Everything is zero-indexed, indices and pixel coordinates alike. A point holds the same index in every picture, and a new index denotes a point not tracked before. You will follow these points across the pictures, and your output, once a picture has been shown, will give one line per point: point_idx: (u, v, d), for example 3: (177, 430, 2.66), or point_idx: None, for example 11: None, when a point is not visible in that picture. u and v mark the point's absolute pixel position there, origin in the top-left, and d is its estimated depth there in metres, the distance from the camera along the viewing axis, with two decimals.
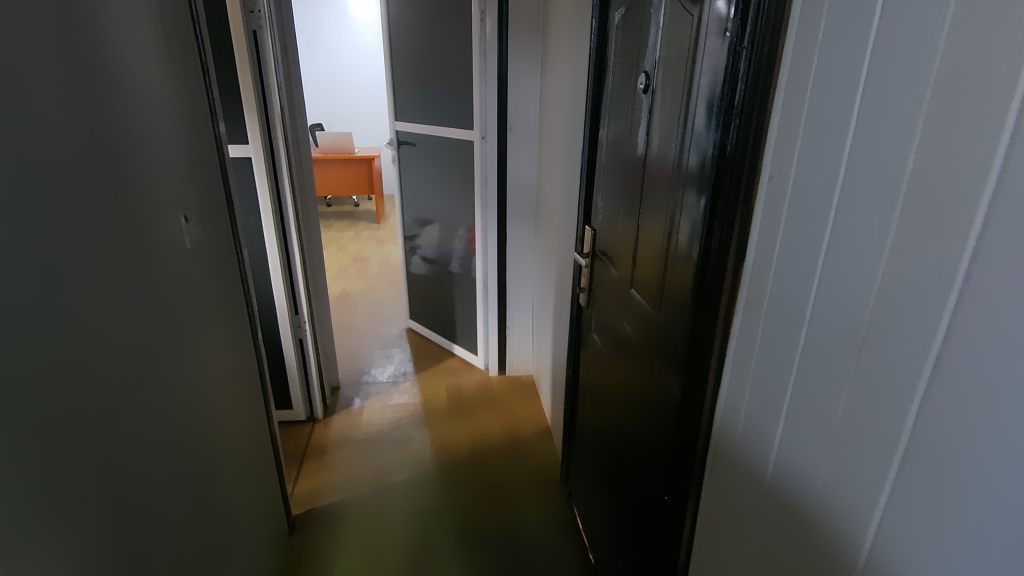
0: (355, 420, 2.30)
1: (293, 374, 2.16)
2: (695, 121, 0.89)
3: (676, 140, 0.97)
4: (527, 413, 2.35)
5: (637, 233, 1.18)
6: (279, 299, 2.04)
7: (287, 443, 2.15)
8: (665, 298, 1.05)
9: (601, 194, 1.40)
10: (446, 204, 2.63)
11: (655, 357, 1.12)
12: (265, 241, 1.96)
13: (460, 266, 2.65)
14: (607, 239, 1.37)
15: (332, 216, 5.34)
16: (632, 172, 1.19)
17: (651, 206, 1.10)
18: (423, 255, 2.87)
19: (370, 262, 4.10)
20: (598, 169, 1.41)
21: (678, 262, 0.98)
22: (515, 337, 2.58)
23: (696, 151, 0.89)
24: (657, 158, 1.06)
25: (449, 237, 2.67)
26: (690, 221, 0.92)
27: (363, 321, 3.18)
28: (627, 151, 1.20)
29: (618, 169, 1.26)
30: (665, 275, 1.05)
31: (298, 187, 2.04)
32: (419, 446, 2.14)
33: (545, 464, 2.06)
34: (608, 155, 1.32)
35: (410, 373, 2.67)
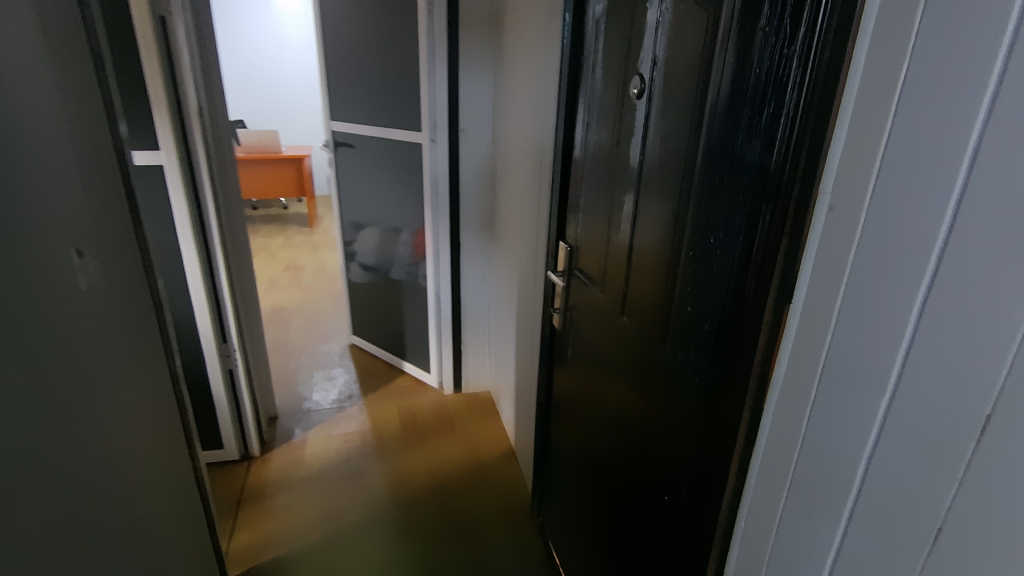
0: (298, 456, 2.07)
1: (223, 409, 1.90)
2: (713, 133, 0.77)
3: (684, 155, 0.84)
4: (488, 435, 2.20)
5: (629, 256, 1.05)
6: (204, 328, 1.78)
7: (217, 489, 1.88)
8: (667, 332, 0.93)
9: (580, 207, 1.26)
10: (391, 211, 2.42)
11: (656, 396, 1.00)
12: (185, 261, 1.69)
13: (404, 272, 2.46)
14: (589, 257, 1.24)
15: (259, 220, 4.95)
16: (621, 186, 1.06)
17: (648, 226, 0.97)
18: (361, 262, 2.64)
19: (305, 271, 3.80)
20: (576, 180, 1.27)
21: (688, 293, 0.86)
22: (471, 353, 2.42)
23: (714, 170, 0.77)
24: (655, 173, 0.94)
25: (388, 243, 2.48)
26: (706, 250, 0.80)
27: (300, 338, 2.91)
28: (616, 163, 1.07)
29: (603, 182, 1.13)
30: (667, 307, 0.93)
31: (222, 198, 1.78)
32: (373, 482, 1.94)
33: (512, 491, 1.92)
34: (590, 167, 1.19)
35: (357, 395, 2.45)
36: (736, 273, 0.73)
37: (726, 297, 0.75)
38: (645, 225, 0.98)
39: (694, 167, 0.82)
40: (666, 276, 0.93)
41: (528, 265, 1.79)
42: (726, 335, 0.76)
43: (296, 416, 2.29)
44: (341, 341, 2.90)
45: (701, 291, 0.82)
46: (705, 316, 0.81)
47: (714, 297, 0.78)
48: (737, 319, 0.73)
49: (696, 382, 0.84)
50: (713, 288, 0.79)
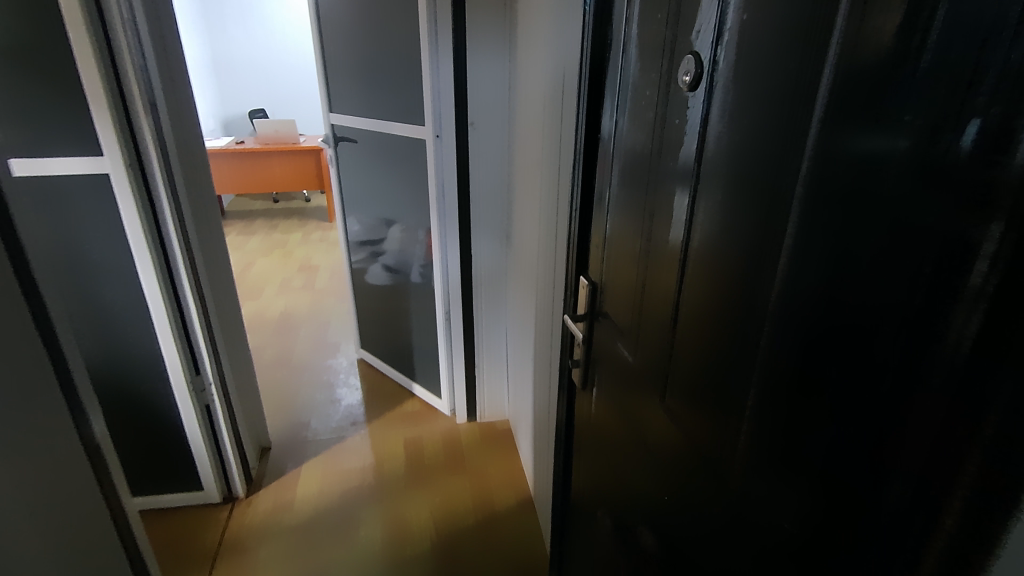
0: (286, 499, 1.83)
1: (200, 449, 1.68)
2: (836, 155, 0.44)
3: (772, 182, 0.52)
4: (504, 476, 1.91)
5: (666, 317, 0.73)
6: (170, 361, 1.55)
7: (177, 540, 1.65)
8: (725, 447, 0.61)
9: (604, 235, 0.95)
10: (403, 207, 2.11)
11: (698, 520, 0.69)
12: (142, 284, 1.45)
13: (421, 274, 2.14)
14: (615, 305, 0.92)
15: (279, 215, 4.77)
16: (659, 215, 0.73)
17: (699, 282, 0.65)
18: (385, 262, 2.32)
19: (319, 272, 3.58)
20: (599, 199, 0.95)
21: (771, 404, 0.54)
22: (486, 378, 2.13)
23: (838, 218, 0.44)
24: (715, 207, 0.61)
25: (410, 240, 2.14)
26: (814, 348, 0.48)
27: (305, 350, 2.68)
28: (655, 181, 0.74)
29: (636, 206, 0.81)
30: (726, 408, 0.61)
31: (189, 209, 1.52)
32: (367, 535, 1.68)
33: (524, 553, 1.63)
34: (618, 183, 0.86)
35: (360, 422, 2.20)
36: (886, 411, 0.41)
37: (857, 441, 0.44)
38: (695, 282, 0.66)
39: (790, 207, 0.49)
40: (727, 366, 0.60)
41: (547, 292, 1.48)
42: (855, 506, 0.44)
43: (291, 446, 2.06)
44: (349, 355, 2.65)
45: (802, 410, 0.50)
46: (809, 456, 0.49)
47: (830, 433, 0.47)
48: (889, 488, 0.42)
49: (784, 545, 0.53)
50: (830, 416, 0.47)
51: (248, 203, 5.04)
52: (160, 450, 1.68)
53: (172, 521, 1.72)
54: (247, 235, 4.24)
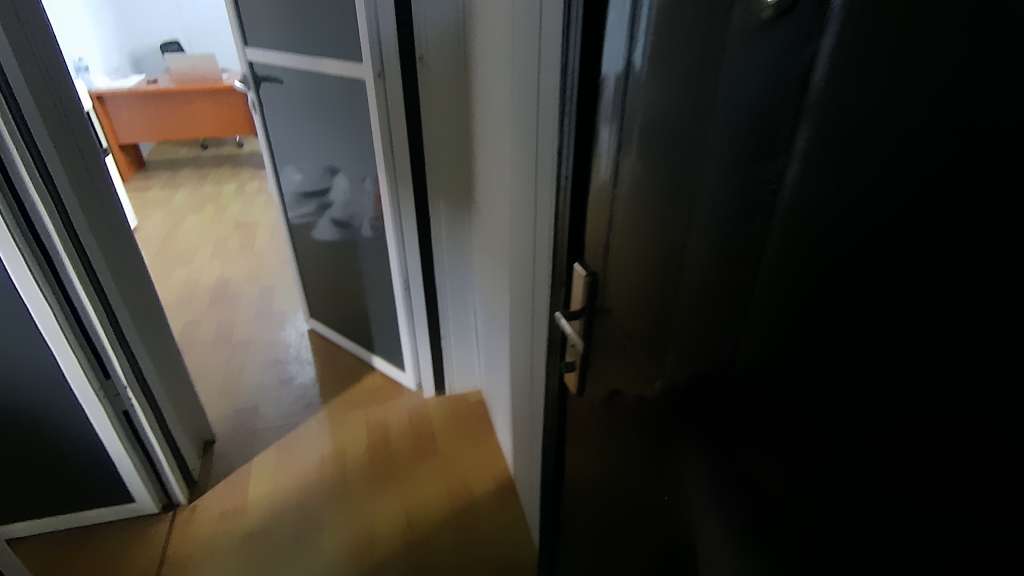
0: (238, 500, 1.62)
1: (125, 463, 1.44)
2: (974, 146, 0.30)
3: (855, 181, 0.37)
4: (480, 458, 1.75)
5: (677, 324, 0.60)
6: (70, 369, 1.30)
7: (66, 568, 1.42)
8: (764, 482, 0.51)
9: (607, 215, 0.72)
10: (345, 158, 1.81)
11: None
12: (15, 282, 1.18)
13: (372, 228, 1.86)
14: (624, 305, 0.71)
15: (209, 163, 4.27)
16: (700, 202, 0.53)
17: (731, 292, 0.50)
18: (333, 216, 2.01)
19: (257, 230, 3.21)
20: (602, 167, 0.71)
21: (886, 482, 0.39)
22: (453, 349, 1.92)
23: (969, 239, 0.31)
24: (751, 198, 0.46)
25: (357, 193, 1.84)
26: (952, 421, 0.34)
27: (247, 323, 2.39)
28: (697, 151, 0.52)
29: (660, 185, 0.59)
30: (768, 446, 0.49)
31: (71, 184, 1.25)
32: (330, 540, 1.51)
33: (506, 550, 1.49)
34: (633, 149, 0.63)
35: (316, 402, 1.97)
36: None
37: None
38: (722, 290, 0.51)
39: (912, 219, 0.34)
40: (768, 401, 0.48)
41: (525, 269, 1.25)
42: None
43: (237, 437, 1.83)
44: (297, 326, 2.38)
45: (899, 465, 0.38)
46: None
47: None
48: None
49: None
50: (952, 496, 0.35)
51: (171, 151, 4.50)
52: (73, 467, 1.42)
53: (74, 543, 1.48)
54: (172, 189, 3.78)
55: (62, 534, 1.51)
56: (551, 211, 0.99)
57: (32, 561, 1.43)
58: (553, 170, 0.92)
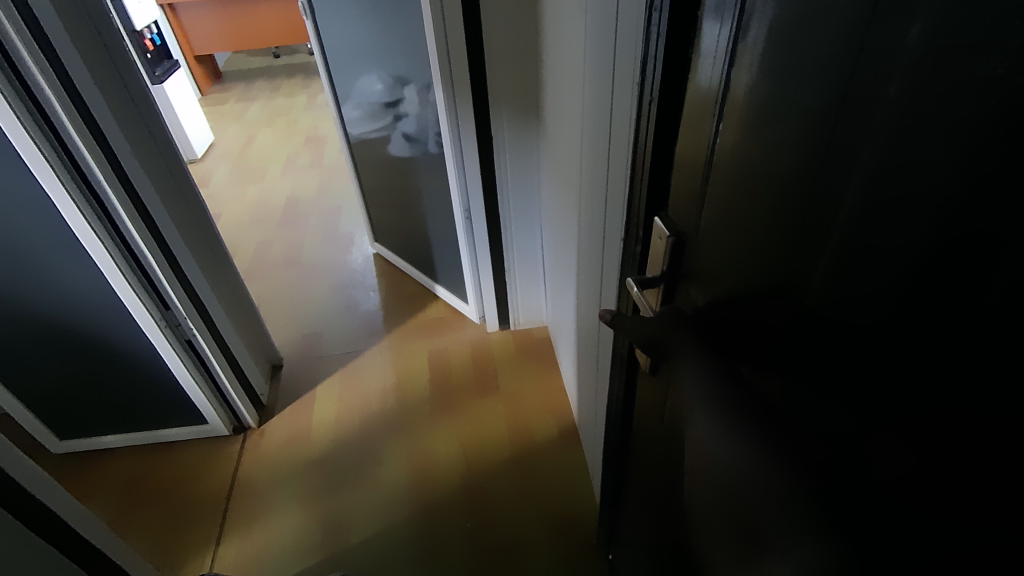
0: (303, 426, 1.64)
1: (193, 388, 1.47)
2: None
3: None
4: (543, 398, 1.66)
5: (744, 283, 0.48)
6: (129, 300, 1.29)
7: (148, 480, 1.52)
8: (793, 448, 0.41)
9: (704, 155, 0.51)
10: (406, 66, 1.62)
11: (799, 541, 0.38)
12: (60, 208, 1.15)
13: (437, 144, 1.67)
14: (711, 271, 0.53)
15: (281, 73, 4.17)
16: (872, 144, 0.32)
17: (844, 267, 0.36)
18: (405, 130, 1.82)
19: (326, 145, 3.12)
20: (704, 82, 0.49)
21: None
22: (518, 283, 1.78)
23: None
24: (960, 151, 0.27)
25: (424, 105, 1.64)
26: None
27: (315, 245, 2.36)
28: (883, 56, 0.30)
29: (791, 111, 0.38)
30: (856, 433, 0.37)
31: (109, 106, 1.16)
32: (389, 472, 1.50)
33: (565, 498, 1.41)
34: (757, 52, 0.41)
35: (378, 330, 1.93)
36: None
37: None
38: (836, 266, 0.36)
39: None
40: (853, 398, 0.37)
41: (594, 208, 1.06)
42: None
43: (304, 362, 1.84)
44: (363, 250, 2.32)
45: None
46: None
47: None
48: None
49: None
50: None
51: (246, 62, 4.43)
52: (149, 388, 1.48)
53: (155, 458, 1.57)
54: (247, 102, 3.74)
55: (148, 447, 1.60)
56: (627, 143, 0.79)
57: (120, 471, 1.54)
58: (633, 90, 0.72)
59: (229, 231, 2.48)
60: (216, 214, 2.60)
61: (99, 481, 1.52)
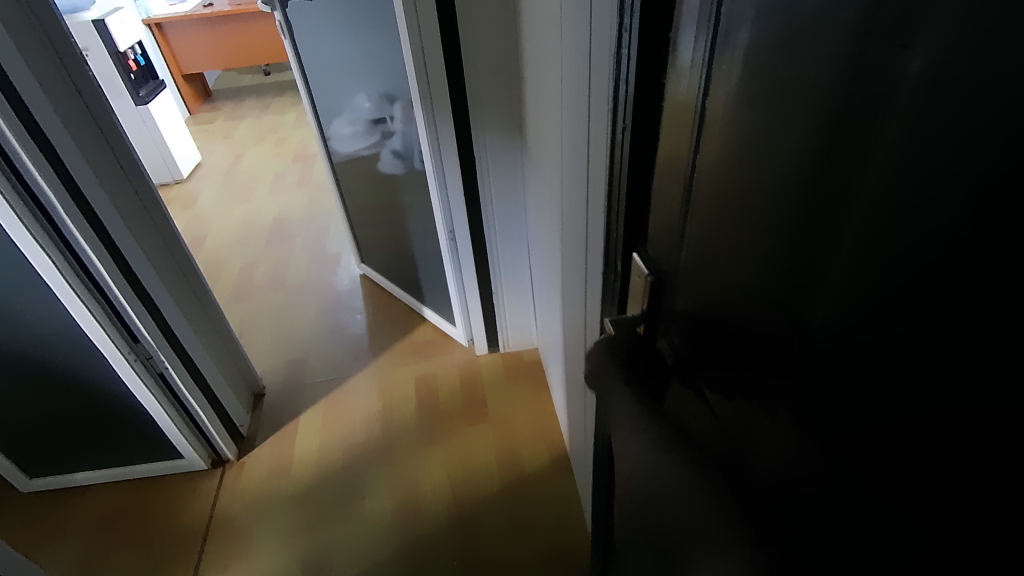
0: (284, 457, 1.57)
1: (167, 422, 1.41)
2: None
3: None
4: (534, 424, 1.59)
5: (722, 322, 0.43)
6: (95, 334, 1.24)
7: (122, 518, 1.45)
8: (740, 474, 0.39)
9: (678, 179, 0.46)
10: (393, 82, 1.58)
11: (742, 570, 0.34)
12: (18, 241, 1.10)
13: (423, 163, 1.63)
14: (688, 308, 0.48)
15: (272, 91, 4.14)
16: (868, 194, 0.27)
17: (839, 325, 0.30)
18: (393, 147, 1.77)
19: (315, 163, 3.07)
20: (680, 98, 0.43)
21: None
22: (506, 304, 1.72)
23: None
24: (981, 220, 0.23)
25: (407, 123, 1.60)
26: None
27: (300, 267, 2.30)
28: (890, 89, 0.25)
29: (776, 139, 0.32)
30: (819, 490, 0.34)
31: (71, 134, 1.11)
32: (372, 506, 1.44)
33: (556, 532, 1.35)
34: (743, 70, 0.34)
35: (364, 355, 1.87)
36: None
37: None
38: (832, 319, 0.31)
39: None
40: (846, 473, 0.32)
41: (576, 233, 1.01)
42: None
43: (287, 390, 1.77)
44: (350, 271, 2.26)
45: None
46: None
47: None
48: None
49: None
50: None
51: (236, 80, 4.40)
52: (121, 423, 1.42)
53: (129, 495, 1.51)
54: (236, 121, 3.71)
55: (122, 483, 1.54)
56: (605, 170, 0.74)
57: (93, 510, 1.48)
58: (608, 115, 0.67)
59: (213, 253, 2.42)
60: (201, 236, 2.55)
61: (71, 522, 1.45)
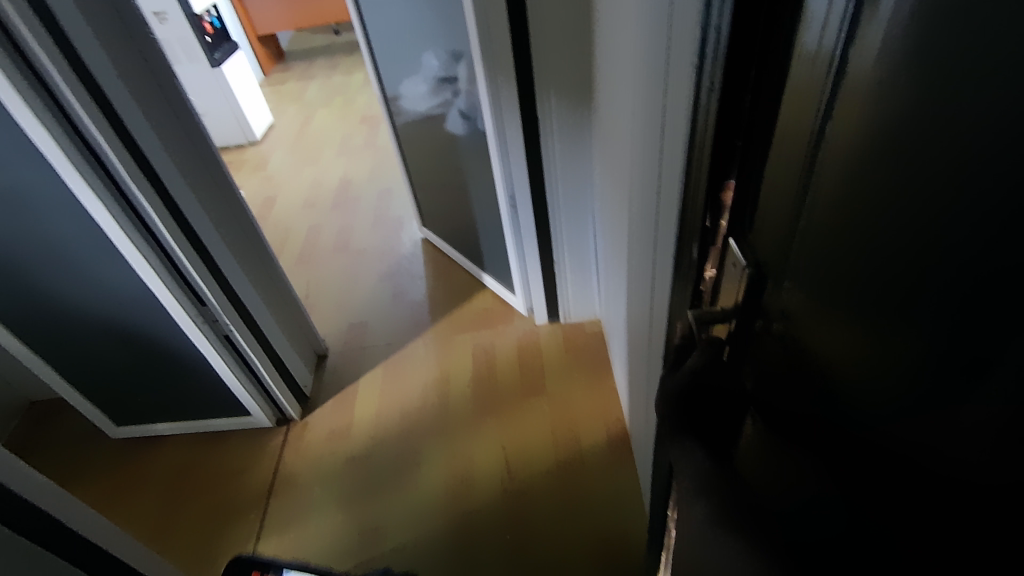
0: (344, 421, 1.60)
1: (233, 383, 1.45)
2: None
3: None
4: (593, 402, 1.52)
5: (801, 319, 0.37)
6: (164, 298, 1.27)
7: (197, 471, 1.54)
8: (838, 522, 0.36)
9: (771, 149, 0.38)
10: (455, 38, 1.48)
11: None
12: (89, 209, 1.13)
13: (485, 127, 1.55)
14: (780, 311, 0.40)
15: (341, 50, 4.12)
16: None
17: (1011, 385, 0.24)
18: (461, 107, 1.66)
19: (381, 124, 3.05)
20: (783, 53, 0.35)
21: None
22: (568, 274, 1.64)
23: None
24: None
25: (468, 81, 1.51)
26: None
27: (364, 230, 2.30)
28: None
29: (902, 125, 0.25)
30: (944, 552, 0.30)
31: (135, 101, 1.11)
32: (427, 475, 1.44)
33: (613, 516, 1.29)
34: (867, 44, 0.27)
35: (423, 322, 1.85)
36: None
37: None
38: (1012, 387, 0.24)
39: None
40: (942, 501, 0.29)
41: (646, 207, 0.91)
42: None
43: (348, 354, 1.79)
44: (412, 235, 2.24)
45: None
46: None
47: None
48: None
49: None
50: None
51: (308, 40, 4.42)
52: (192, 382, 1.48)
53: (202, 448, 1.59)
54: (306, 82, 3.73)
55: (196, 437, 1.62)
56: (682, 141, 0.64)
57: (173, 462, 1.58)
58: (688, 78, 0.57)
59: (283, 216, 2.47)
60: (272, 198, 2.60)
61: (152, 473, 1.56)
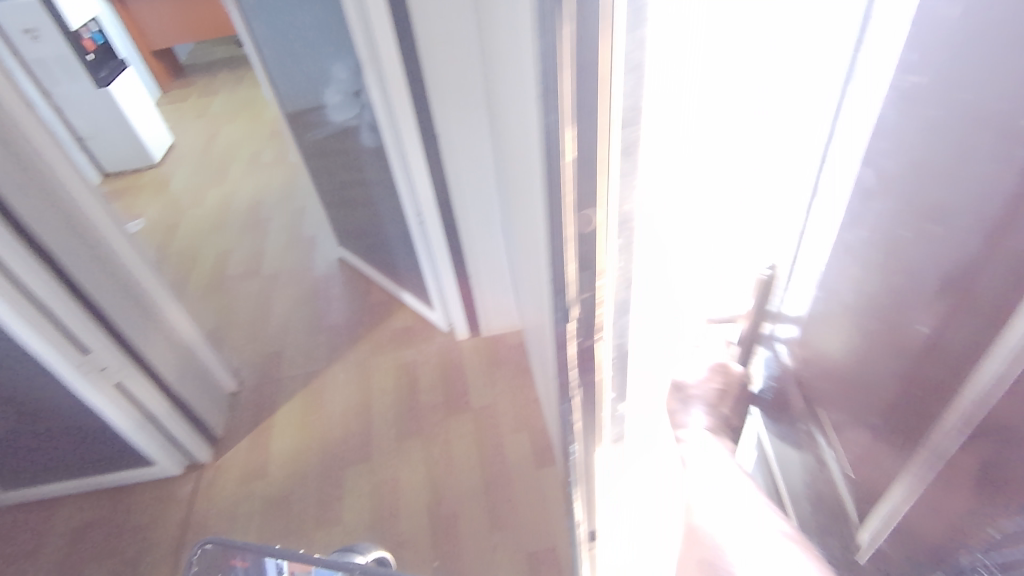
0: (262, 457, 1.52)
1: (133, 433, 1.35)
2: None
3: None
4: (517, 414, 1.52)
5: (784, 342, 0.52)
6: (43, 352, 1.16)
7: (105, 526, 1.43)
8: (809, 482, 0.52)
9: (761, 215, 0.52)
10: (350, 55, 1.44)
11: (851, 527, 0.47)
12: None
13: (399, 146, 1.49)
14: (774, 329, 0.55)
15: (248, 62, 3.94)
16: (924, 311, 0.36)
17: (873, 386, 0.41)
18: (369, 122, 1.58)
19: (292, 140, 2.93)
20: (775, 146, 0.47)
21: None
22: (484, 287, 1.62)
23: None
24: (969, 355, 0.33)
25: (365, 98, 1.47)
26: None
27: (276, 253, 2.21)
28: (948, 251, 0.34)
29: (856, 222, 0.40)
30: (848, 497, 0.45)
31: None
32: (349, 507, 1.39)
33: (540, 529, 1.29)
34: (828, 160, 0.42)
35: (342, 346, 1.79)
36: None
37: None
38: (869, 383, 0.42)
39: None
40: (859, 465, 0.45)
41: None
42: None
43: (263, 386, 1.71)
44: (327, 255, 2.16)
45: None
46: None
47: None
48: None
49: None
50: None
51: (210, 51, 4.19)
52: (82, 437, 1.36)
53: (102, 504, 1.47)
54: (210, 97, 3.54)
55: (94, 492, 1.50)
56: None
57: (72, 522, 1.45)
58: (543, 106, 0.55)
59: (187, 243, 2.32)
60: (175, 224, 2.45)
61: (45, 537, 1.43)
